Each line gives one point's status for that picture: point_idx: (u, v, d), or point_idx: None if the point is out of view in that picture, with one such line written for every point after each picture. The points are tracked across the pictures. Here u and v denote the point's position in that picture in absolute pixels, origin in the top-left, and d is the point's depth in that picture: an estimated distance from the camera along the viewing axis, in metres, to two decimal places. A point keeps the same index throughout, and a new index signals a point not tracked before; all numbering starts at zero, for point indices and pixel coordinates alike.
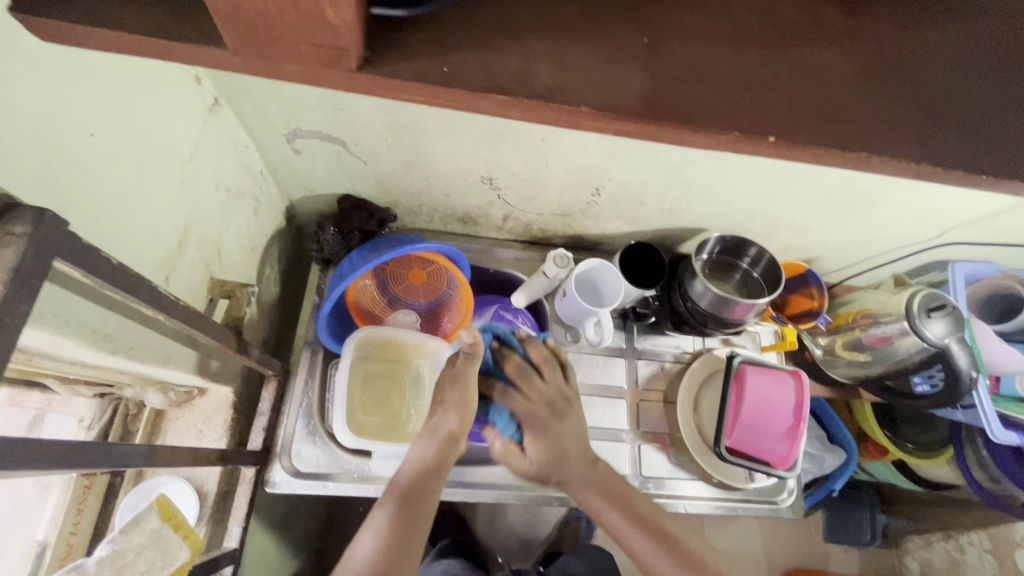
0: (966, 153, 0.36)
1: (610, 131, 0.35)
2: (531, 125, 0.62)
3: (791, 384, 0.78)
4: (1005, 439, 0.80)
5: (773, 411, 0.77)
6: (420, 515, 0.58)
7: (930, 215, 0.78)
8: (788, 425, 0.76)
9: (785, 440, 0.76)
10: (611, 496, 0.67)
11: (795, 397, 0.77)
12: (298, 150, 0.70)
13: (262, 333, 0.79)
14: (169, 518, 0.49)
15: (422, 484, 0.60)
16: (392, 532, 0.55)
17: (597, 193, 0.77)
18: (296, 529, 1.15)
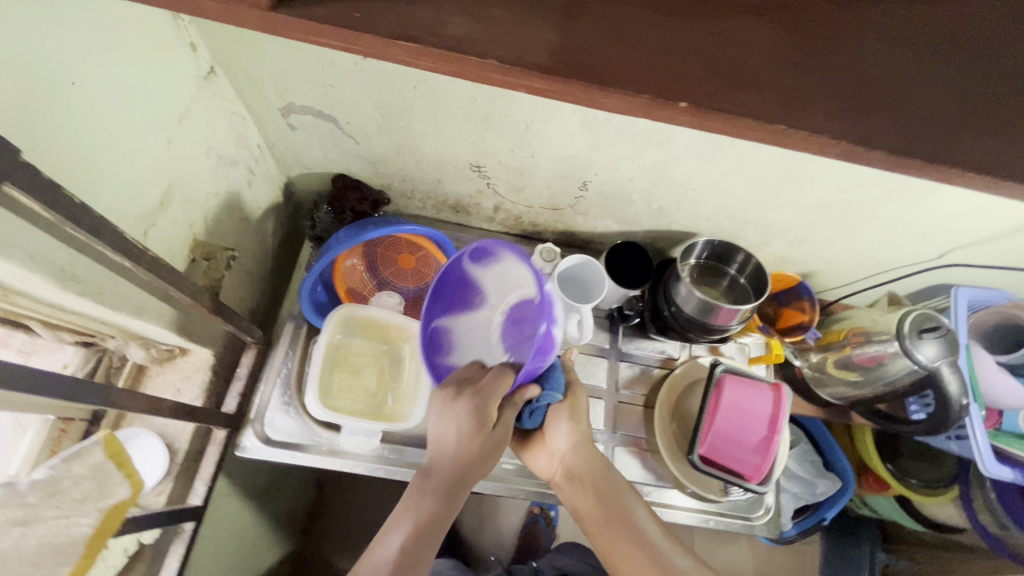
0: (902, 134, 0.35)
1: (525, 89, 0.35)
2: (514, 111, 0.63)
3: (769, 396, 0.76)
4: (997, 473, 0.76)
5: (747, 421, 0.75)
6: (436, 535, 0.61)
7: (929, 232, 0.75)
8: (761, 437, 0.74)
9: (756, 452, 0.74)
10: (626, 527, 0.70)
11: (771, 411, 0.75)
12: (293, 125, 0.72)
13: (248, 302, 0.81)
14: (113, 456, 0.52)
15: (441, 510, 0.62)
16: (408, 548, 0.59)
17: (584, 188, 0.77)
18: (279, 503, 1.18)
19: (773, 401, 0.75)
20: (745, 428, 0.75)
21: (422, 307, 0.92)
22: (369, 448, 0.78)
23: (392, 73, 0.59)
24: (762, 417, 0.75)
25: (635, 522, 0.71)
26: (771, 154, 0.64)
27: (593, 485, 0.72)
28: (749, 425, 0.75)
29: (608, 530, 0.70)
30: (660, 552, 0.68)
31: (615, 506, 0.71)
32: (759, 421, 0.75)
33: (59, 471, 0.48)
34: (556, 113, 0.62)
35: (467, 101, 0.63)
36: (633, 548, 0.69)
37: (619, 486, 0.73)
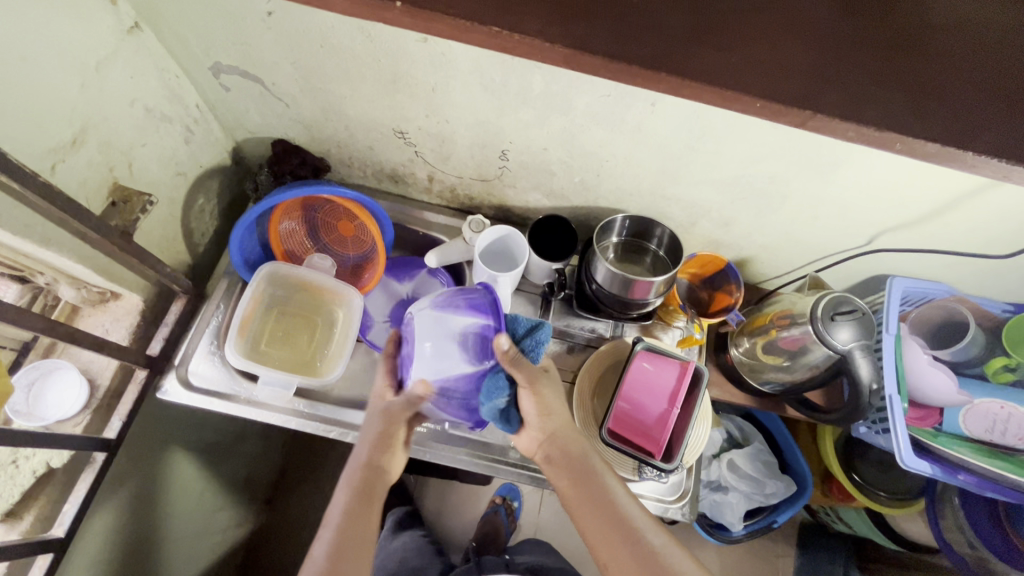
0: (612, 39, 0.41)
1: None
2: (417, 72, 0.65)
3: (673, 371, 0.75)
4: (915, 467, 0.74)
5: (652, 396, 0.75)
6: (362, 535, 0.65)
7: (849, 214, 0.73)
8: (657, 410, 0.75)
9: (650, 424, 0.75)
10: (604, 513, 0.66)
11: (671, 386, 0.75)
12: (226, 86, 0.76)
13: (186, 256, 0.85)
14: None
15: (361, 507, 0.67)
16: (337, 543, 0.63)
17: (505, 158, 0.79)
18: (235, 466, 1.21)
19: (677, 377, 0.75)
20: (644, 400, 0.75)
21: (359, 275, 0.94)
22: (284, 400, 0.81)
23: (297, 29, 0.62)
24: (660, 391, 0.75)
25: (620, 509, 0.66)
26: (670, 122, 0.64)
27: (586, 468, 0.69)
28: (649, 398, 0.75)
29: (584, 515, 0.67)
30: (637, 533, 0.65)
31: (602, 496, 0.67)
32: (658, 395, 0.75)
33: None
34: (456, 74, 0.64)
35: (372, 61, 0.65)
36: (616, 540, 0.64)
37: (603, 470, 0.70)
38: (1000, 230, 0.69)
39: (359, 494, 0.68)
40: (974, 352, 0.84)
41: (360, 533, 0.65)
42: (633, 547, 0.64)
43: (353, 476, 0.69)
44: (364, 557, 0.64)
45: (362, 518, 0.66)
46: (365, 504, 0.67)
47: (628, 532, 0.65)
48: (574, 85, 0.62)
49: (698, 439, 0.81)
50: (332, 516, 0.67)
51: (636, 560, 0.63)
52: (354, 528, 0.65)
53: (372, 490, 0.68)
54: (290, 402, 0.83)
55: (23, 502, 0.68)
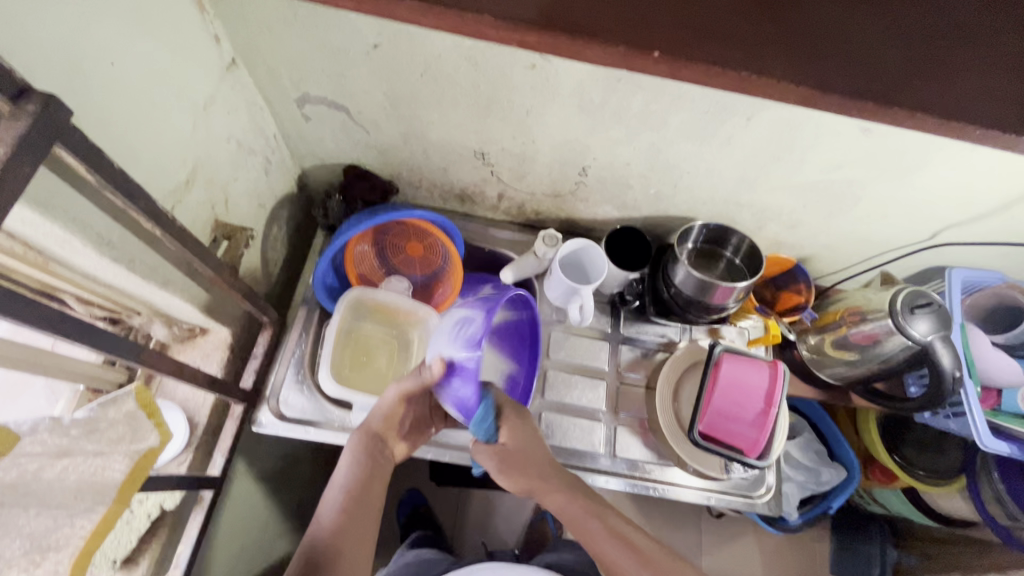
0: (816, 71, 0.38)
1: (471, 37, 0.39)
2: (515, 95, 0.67)
3: (764, 372, 0.78)
4: (994, 447, 0.78)
5: (743, 397, 0.78)
6: (366, 505, 0.68)
7: (917, 212, 0.78)
8: (754, 411, 0.77)
9: (750, 423, 0.77)
10: (624, 535, 0.67)
11: (765, 386, 0.78)
12: (308, 116, 0.77)
13: (264, 286, 0.85)
14: (144, 405, 0.51)
15: (367, 477, 0.70)
16: (347, 510, 0.66)
17: (584, 173, 0.81)
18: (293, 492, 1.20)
19: (769, 377, 0.78)
20: (742, 402, 0.78)
21: (430, 294, 0.95)
22: None
23: (401, 60, 0.64)
24: (756, 393, 0.78)
25: (632, 536, 0.67)
26: (761, 134, 0.67)
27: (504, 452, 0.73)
28: (746, 399, 0.78)
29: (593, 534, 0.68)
30: (655, 557, 0.65)
31: (533, 475, 0.73)
32: (754, 395, 0.77)
33: (95, 412, 0.47)
34: (555, 98, 0.66)
35: (470, 87, 0.67)
36: (636, 561, 0.65)
37: (515, 446, 0.74)
38: None
39: (366, 466, 0.71)
40: None
41: (366, 503, 0.68)
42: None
43: (359, 446, 0.72)
44: (368, 524, 0.66)
45: (364, 486, 0.69)
46: (368, 475, 0.70)
47: (647, 557, 0.65)
48: (673, 103, 0.64)
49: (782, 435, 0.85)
50: (340, 480, 0.69)
51: None
52: (357, 499, 0.67)
53: (375, 464, 0.72)
54: None
55: (138, 546, 0.67)
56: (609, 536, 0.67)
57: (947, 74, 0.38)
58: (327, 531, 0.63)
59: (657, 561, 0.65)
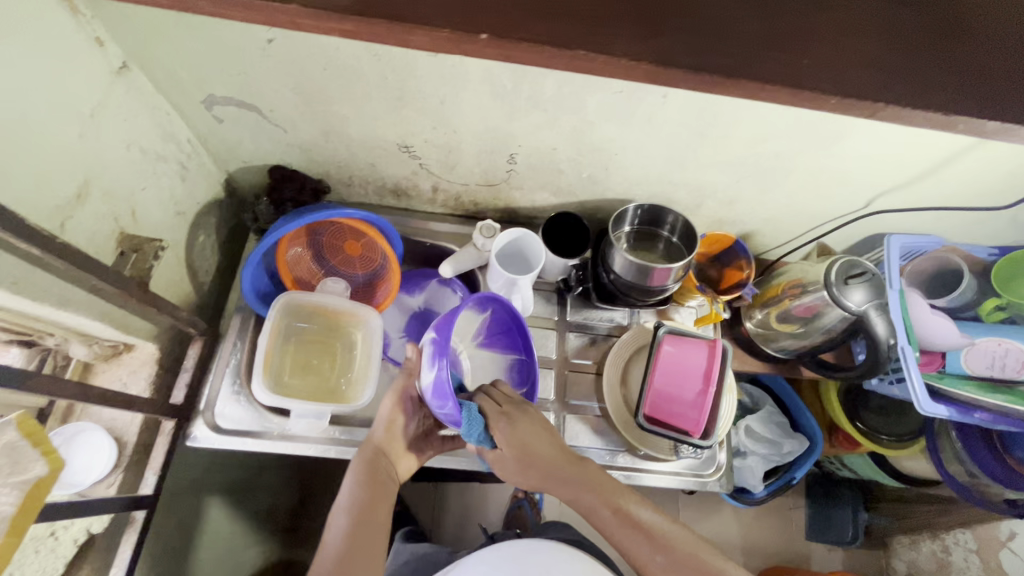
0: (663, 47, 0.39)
1: (333, 32, 0.41)
2: (425, 85, 0.64)
3: (699, 351, 0.79)
4: (933, 411, 0.78)
5: (683, 377, 0.78)
6: (370, 527, 0.69)
7: (847, 182, 0.77)
8: (694, 390, 0.77)
9: (690, 403, 0.77)
10: (626, 517, 0.70)
11: (700, 365, 0.78)
12: (220, 118, 0.74)
13: (193, 296, 0.83)
14: (28, 434, 0.50)
15: (371, 500, 0.71)
16: (351, 531, 0.68)
17: (513, 161, 0.79)
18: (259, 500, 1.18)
19: (705, 356, 0.78)
20: (682, 381, 0.78)
21: (371, 293, 0.93)
22: (319, 431, 0.80)
23: (299, 54, 0.61)
24: (693, 372, 0.78)
25: (633, 514, 0.71)
26: (681, 113, 0.66)
27: (517, 444, 0.71)
28: (684, 379, 0.78)
29: (605, 522, 0.71)
30: (654, 531, 0.70)
31: (549, 468, 0.72)
32: (692, 375, 0.78)
33: None
34: (466, 85, 0.64)
35: (378, 79, 0.64)
36: (638, 539, 0.69)
37: (529, 438, 0.72)
38: (988, 183, 0.73)
39: (369, 489, 0.72)
40: (969, 297, 0.90)
41: (369, 519, 0.70)
42: (655, 547, 0.69)
43: (362, 468, 0.73)
44: (375, 543, 0.68)
45: (369, 510, 0.70)
46: (371, 494, 0.71)
47: (646, 530, 0.70)
48: (586, 85, 0.62)
49: (729, 413, 0.84)
50: (343, 502, 0.71)
51: (661, 556, 0.68)
52: (364, 518, 0.69)
53: (379, 482, 0.73)
54: (325, 431, 0.81)
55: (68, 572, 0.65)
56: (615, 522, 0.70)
57: (793, 48, 0.40)
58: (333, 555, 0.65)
59: (658, 533, 0.70)
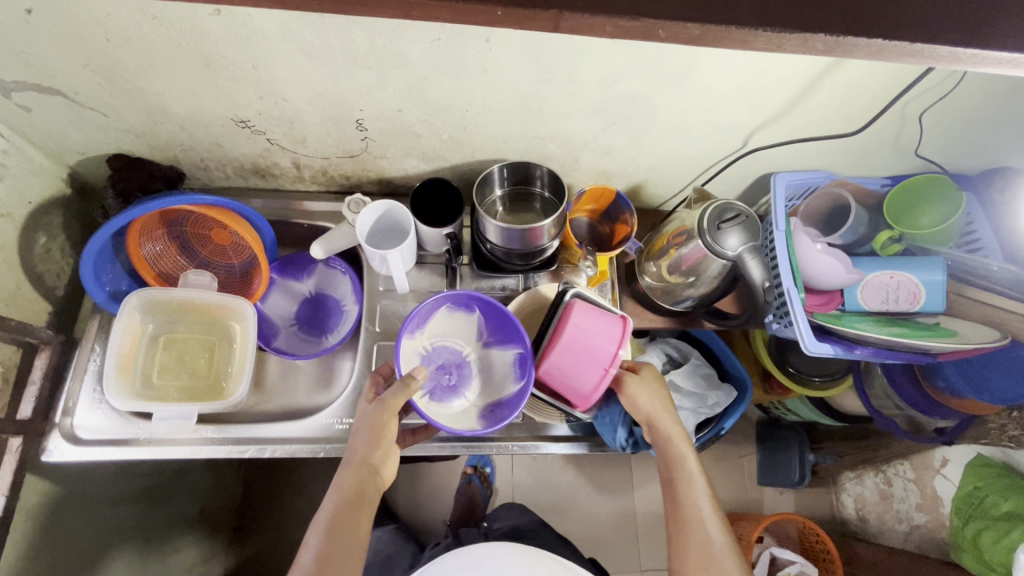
0: None
1: None
2: (225, 48, 0.58)
3: (577, 314, 0.75)
4: (819, 351, 0.76)
5: (588, 349, 0.74)
6: (350, 545, 0.63)
7: (716, 120, 0.73)
8: (602, 364, 0.74)
9: (586, 386, 0.75)
10: (679, 494, 0.69)
11: (575, 334, 0.74)
12: (26, 106, 0.67)
13: (40, 304, 0.78)
14: None
15: (354, 517, 0.65)
16: (325, 554, 0.61)
17: (363, 127, 0.73)
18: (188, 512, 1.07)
19: (566, 321, 0.75)
20: (579, 357, 0.75)
21: (249, 283, 0.87)
22: (189, 431, 0.77)
23: (68, 23, 0.54)
24: (579, 342, 0.74)
25: (689, 501, 0.68)
26: (512, 57, 0.60)
27: (631, 407, 0.74)
28: (585, 353, 0.74)
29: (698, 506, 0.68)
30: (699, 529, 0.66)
31: (662, 409, 0.73)
32: (576, 346, 0.74)
33: None
34: (270, 46, 0.58)
35: (172, 47, 0.58)
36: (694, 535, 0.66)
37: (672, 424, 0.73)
38: (856, 108, 0.69)
39: (352, 505, 0.65)
40: (861, 232, 0.89)
41: (349, 535, 0.64)
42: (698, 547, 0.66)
43: (344, 482, 0.67)
44: (353, 564, 0.63)
45: (350, 525, 0.64)
46: (353, 508, 0.65)
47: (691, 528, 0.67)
48: (397, 34, 0.56)
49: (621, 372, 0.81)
50: (320, 520, 0.65)
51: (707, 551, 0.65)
52: (341, 537, 0.63)
53: (363, 495, 0.66)
54: (197, 431, 0.78)
55: None
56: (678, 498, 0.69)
57: None
58: None
59: (694, 526, 0.67)
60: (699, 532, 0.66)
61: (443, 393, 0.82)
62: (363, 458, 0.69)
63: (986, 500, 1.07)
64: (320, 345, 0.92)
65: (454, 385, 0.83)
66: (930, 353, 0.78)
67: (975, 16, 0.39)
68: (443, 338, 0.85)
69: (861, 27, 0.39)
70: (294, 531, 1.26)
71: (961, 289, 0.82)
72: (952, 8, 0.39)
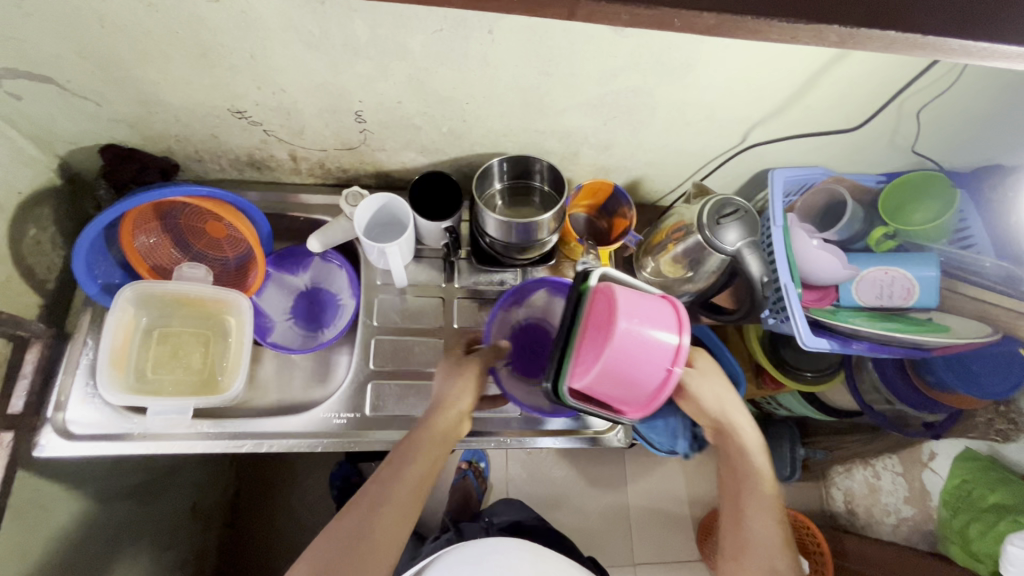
0: None
1: None
2: (223, 35, 0.57)
3: (622, 301, 0.59)
4: (816, 346, 0.76)
5: (644, 346, 0.58)
6: (415, 483, 0.64)
7: (716, 115, 0.73)
8: (663, 363, 0.59)
9: (643, 391, 0.60)
10: (743, 500, 0.70)
11: (628, 332, 0.58)
12: (15, 94, 0.66)
13: (30, 298, 0.76)
14: None
15: (429, 453, 0.66)
16: (393, 487, 0.63)
17: (361, 119, 0.73)
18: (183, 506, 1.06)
19: (613, 314, 0.58)
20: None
21: (245, 276, 0.86)
22: (184, 426, 0.76)
23: (61, 9, 0.53)
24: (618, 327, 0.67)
25: (749, 509, 0.69)
26: (515, 49, 0.60)
27: (702, 411, 0.75)
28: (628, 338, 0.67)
29: (758, 513, 0.69)
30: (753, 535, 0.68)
31: (737, 413, 0.74)
32: (627, 348, 0.58)
33: None
34: (269, 34, 0.57)
35: (169, 34, 0.57)
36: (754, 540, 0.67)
37: (744, 429, 0.74)
38: (854, 104, 0.70)
39: (431, 440, 0.67)
40: (856, 228, 0.89)
41: (416, 476, 0.64)
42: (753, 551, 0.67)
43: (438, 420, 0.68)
44: (411, 505, 0.63)
45: (421, 465, 0.65)
46: (425, 450, 0.66)
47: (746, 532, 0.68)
48: (399, 24, 0.56)
49: None
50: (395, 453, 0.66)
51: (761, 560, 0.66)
52: (410, 475, 0.64)
53: (438, 439, 0.67)
54: (192, 426, 0.77)
55: None
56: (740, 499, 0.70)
57: None
58: (367, 508, 0.61)
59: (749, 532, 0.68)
60: (753, 536, 0.68)
61: (523, 371, 0.82)
62: (450, 407, 0.69)
63: (974, 493, 1.08)
64: (317, 339, 0.91)
65: (534, 365, 0.83)
66: (924, 347, 0.78)
67: (982, 11, 0.39)
68: (536, 318, 0.84)
69: (869, 23, 0.39)
70: (289, 525, 1.26)
71: (954, 284, 0.83)
72: (957, 3, 0.39)
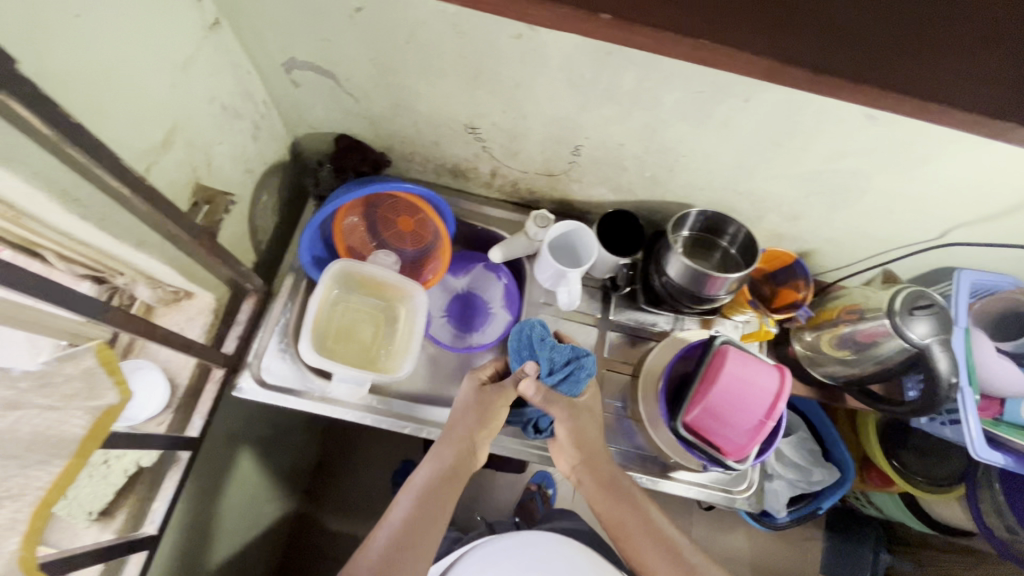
0: None
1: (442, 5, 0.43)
2: (504, 66, 0.64)
3: (732, 361, 0.75)
4: (989, 458, 0.74)
5: (746, 400, 0.73)
6: (438, 511, 0.70)
7: (926, 209, 0.73)
8: (758, 416, 0.73)
9: (740, 435, 0.74)
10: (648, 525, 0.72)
11: (732, 382, 0.74)
12: (297, 82, 0.76)
13: (251, 254, 0.86)
14: (105, 363, 0.53)
15: (448, 487, 0.71)
16: (415, 515, 0.69)
17: (577, 153, 0.78)
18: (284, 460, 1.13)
19: (720, 367, 0.75)
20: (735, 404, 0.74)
21: (419, 271, 0.94)
22: (357, 397, 0.82)
23: (383, 25, 0.61)
24: (733, 387, 0.74)
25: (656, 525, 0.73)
26: (760, 117, 0.63)
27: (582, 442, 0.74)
28: (741, 402, 0.74)
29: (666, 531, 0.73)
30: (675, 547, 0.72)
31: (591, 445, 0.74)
32: (731, 394, 0.74)
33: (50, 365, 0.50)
34: (544, 70, 0.63)
35: (458, 57, 0.64)
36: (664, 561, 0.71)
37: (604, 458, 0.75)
38: None
39: (452, 471, 0.72)
40: None
41: (434, 506, 0.70)
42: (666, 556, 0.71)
43: (445, 453, 0.73)
44: (433, 533, 0.68)
45: (439, 496, 0.70)
46: (445, 482, 0.71)
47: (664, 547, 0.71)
48: (667, 80, 0.61)
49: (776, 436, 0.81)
50: (416, 483, 0.72)
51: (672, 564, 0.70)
52: (430, 505, 0.70)
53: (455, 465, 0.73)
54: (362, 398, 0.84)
55: (116, 498, 0.70)
56: (654, 542, 0.71)
57: None
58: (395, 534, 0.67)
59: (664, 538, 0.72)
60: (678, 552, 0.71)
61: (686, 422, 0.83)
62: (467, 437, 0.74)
63: None
64: (467, 342, 0.97)
65: None
66: None
67: None
68: None
69: None
70: (369, 502, 1.31)
71: None
72: None
